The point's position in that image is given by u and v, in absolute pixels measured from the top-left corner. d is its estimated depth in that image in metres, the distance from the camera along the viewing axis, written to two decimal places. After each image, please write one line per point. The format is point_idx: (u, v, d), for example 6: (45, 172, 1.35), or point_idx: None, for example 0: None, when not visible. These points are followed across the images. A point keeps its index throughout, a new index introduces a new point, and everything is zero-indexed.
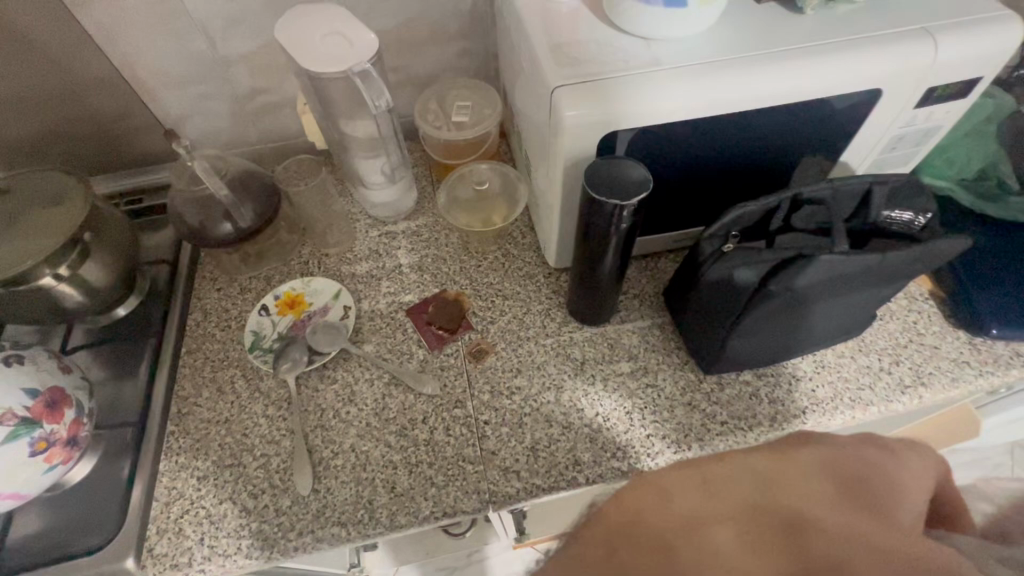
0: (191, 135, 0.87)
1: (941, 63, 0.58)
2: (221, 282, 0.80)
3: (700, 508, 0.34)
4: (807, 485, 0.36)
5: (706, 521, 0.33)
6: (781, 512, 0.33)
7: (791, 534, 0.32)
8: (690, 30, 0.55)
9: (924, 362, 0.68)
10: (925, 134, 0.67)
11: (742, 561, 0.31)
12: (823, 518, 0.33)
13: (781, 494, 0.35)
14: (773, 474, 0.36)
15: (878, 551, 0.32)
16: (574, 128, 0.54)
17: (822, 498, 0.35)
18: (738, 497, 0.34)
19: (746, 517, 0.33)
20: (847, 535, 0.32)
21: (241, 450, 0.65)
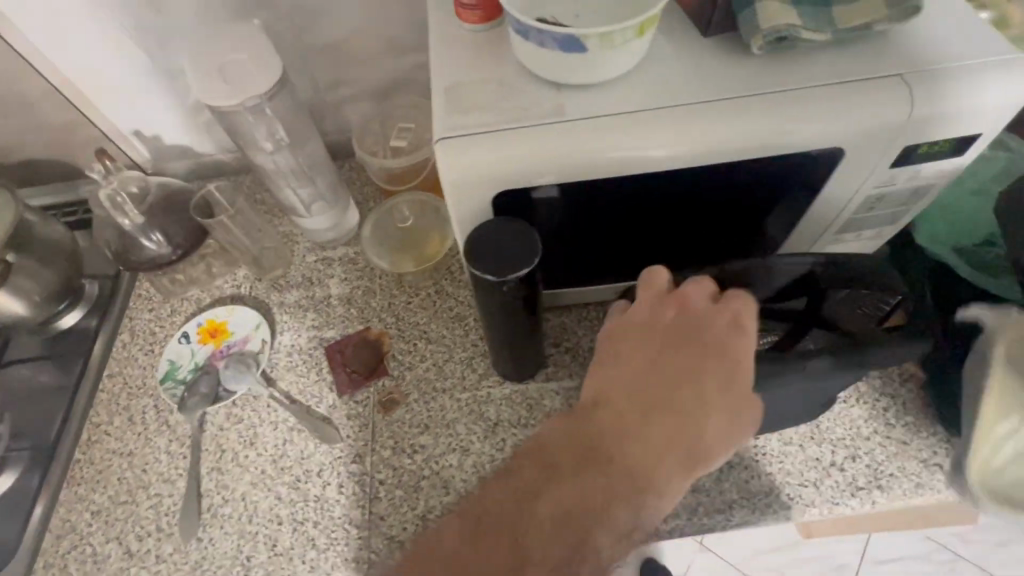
0: (144, 146, 0.86)
1: (918, 119, 0.47)
2: (154, 303, 0.78)
3: (637, 419, 0.42)
4: (698, 346, 0.45)
5: (649, 432, 0.41)
6: (688, 386, 0.43)
7: (707, 404, 0.42)
8: (600, 75, 0.48)
9: (886, 461, 0.59)
10: (915, 193, 0.56)
11: (668, 463, 0.40)
12: (722, 372, 0.44)
13: (686, 368, 0.44)
14: (670, 353, 0.45)
15: (727, 390, 0.43)
16: (458, 187, 0.48)
17: (711, 353, 0.44)
18: (664, 396, 0.43)
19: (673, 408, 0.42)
20: (712, 395, 0.43)
21: (137, 487, 0.64)
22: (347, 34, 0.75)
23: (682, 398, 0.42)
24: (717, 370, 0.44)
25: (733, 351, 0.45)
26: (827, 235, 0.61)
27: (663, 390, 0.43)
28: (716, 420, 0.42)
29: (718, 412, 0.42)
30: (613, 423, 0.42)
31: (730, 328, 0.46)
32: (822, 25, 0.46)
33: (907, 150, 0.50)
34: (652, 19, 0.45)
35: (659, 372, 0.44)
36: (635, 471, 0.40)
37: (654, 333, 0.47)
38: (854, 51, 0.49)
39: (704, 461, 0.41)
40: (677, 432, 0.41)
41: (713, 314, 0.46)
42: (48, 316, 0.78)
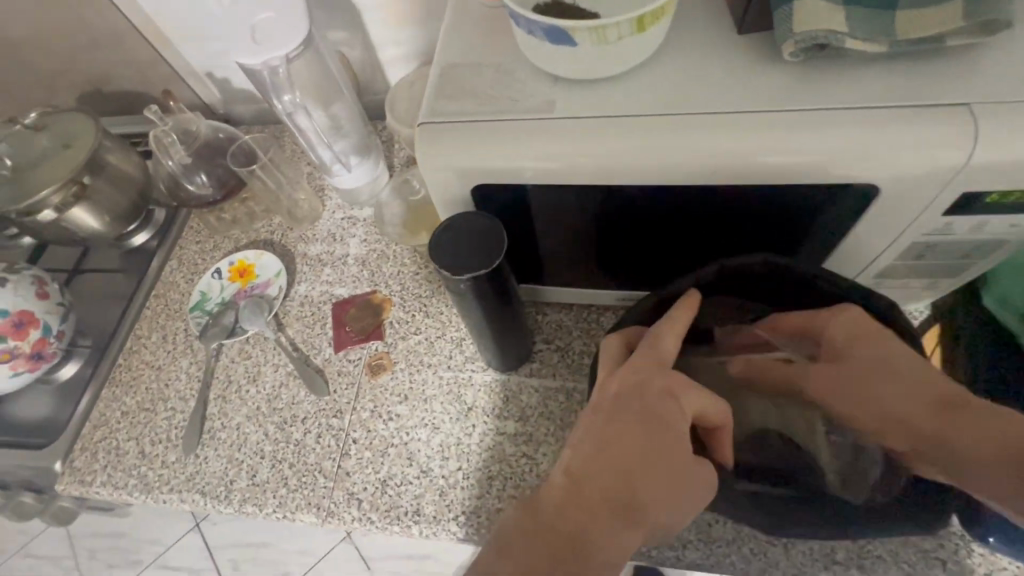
0: (213, 87, 0.92)
1: (980, 163, 0.38)
2: (201, 236, 0.86)
3: (577, 490, 0.40)
4: (645, 409, 0.41)
5: (591, 502, 0.39)
6: (632, 452, 0.40)
7: (654, 469, 0.39)
8: (599, 68, 0.43)
9: (879, 542, 0.52)
10: (982, 247, 0.46)
11: (610, 535, 0.38)
12: (669, 434, 0.40)
13: (632, 431, 0.41)
14: (614, 417, 0.42)
15: (668, 447, 0.40)
16: (433, 175, 0.47)
17: (657, 414, 0.41)
18: (604, 464, 0.40)
19: (616, 476, 0.39)
20: (652, 452, 0.40)
21: (158, 399, 0.73)
22: None
23: (625, 463, 0.40)
24: (664, 432, 0.40)
25: (682, 413, 0.41)
26: (863, 278, 0.52)
27: (604, 456, 0.40)
28: (663, 484, 0.39)
29: (666, 476, 0.40)
30: (555, 495, 0.40)
31: (675, 389, 0.42)
32: (872, 35, 0.38)
33: (967, 198, 0.41)
34: (655, 14, 0.41)
35: (601, 438, 0.41)
36: (576, 543, 0.38)
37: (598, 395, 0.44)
38: (919, 70, 0.40)
39: (646, 525, 0.39)
40: (619, 499, 0.39)
41: (658, 376, 0.43)
42: (120, 235, 0.88)
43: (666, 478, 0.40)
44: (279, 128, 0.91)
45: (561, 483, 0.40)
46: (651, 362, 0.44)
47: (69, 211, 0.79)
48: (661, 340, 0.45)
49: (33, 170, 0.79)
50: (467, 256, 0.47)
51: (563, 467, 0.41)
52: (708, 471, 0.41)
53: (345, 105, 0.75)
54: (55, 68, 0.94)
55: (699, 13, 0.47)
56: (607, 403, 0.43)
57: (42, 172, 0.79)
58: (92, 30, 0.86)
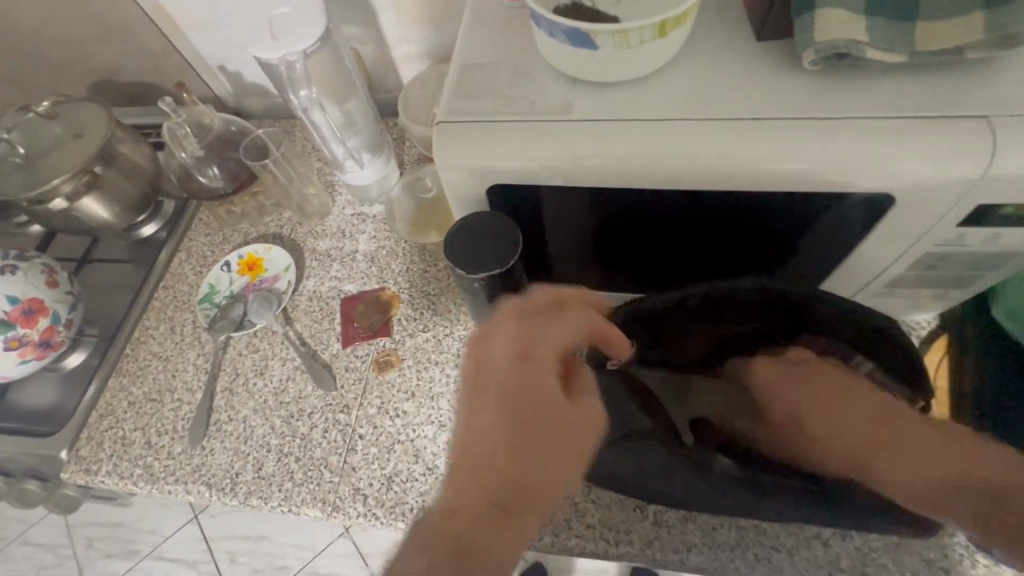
0: (224, 80, 0.92)
1: (997, 176, 0.38)
2: (211, 228, 0.86)
3: (459, 483, 0.39)
4: (508, 382, 0.41)
5: (478, 485, 0.38)
6: (504, 424, 0.40)
7: (529, 430, 0.40)
8: (618, 72, 0.43)
9: (881, 550, 0.52)
10: (992, 260, 0.46)
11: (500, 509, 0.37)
12: (537, 387, 0.41)
13: (499, 406, 0.40)
14: (479, 404, 0.41)
15: (543, 403, 0.41)
16: (449, 172, 0.47)
17: (517, 382, 0.41)
18: (480, 446, 0.39)
19: (496, 452, 0.39)
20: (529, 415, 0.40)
21: (165, 390, 0.73)
22: None
23: (500, 439, 0.39)
24: (530, 391, 0.41)
25: (549, 363, 0.42)
26: (873, 288, 0.53)
27: (479, 442, 0.40)
28: (547, 440, 0.40)
29: (546, 429, 0.40)
30: (445, 497, 0.39)
31: (530, 347, 0.42)
32: (892, 46, 0.39)
33: (982, 210, 0.41)
34: (677, 19, 0.41)
35: (471, 428, 0.41)
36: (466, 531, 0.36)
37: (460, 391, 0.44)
38: (932, 83, 0.41)
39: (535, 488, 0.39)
40: (507, 471, 0.38)
41: (510, 343, 0.42)
42: (130, 225, 0.88)
43: (546, 431, 0.40)
44: (291, 123, 0.91)
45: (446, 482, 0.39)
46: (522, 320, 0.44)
47: (81, 199, 0.79)
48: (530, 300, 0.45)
49: (44, 158, 0.79)
50: (484, 257, 0.47)
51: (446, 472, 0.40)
52: (591, 404, 0.43)
53: (358, 103, 0.75)
54: (68, 56, 0.94)
55: (719, 19, 0.47)
56: (472, 391, 0.42)
57: (54, 161, 0.79)
58: (107, 20, 0.86)
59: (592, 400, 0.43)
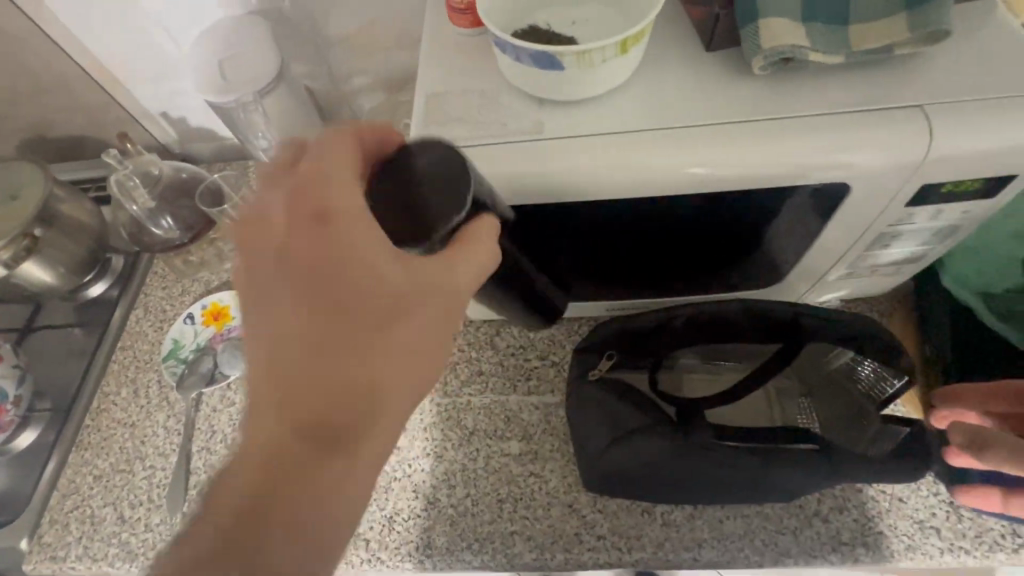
0: (169, 126, 0.89)
1: (937, 159, 0.42)
2: (168, 281, 0.82)
3: (276, 385, 0.34)
4: (315, 254, 0.35)
5: (297, 391, 0.34)
6: (318, 315, 0.34)
7: (345, 314, 0.34)
8: (584, 91, 0.45)
9: (878, 518, 0.55)
10: (941, 233, 0.50)
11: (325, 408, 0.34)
12: (353, 263, 0.35)
13: (311, 295, 0.35)
14: (283, 288, 0.35)
15: (359, 275, 0.34)
16: None
17: (321, 256, 0.35)
18: (298, 339, 0.34)
19: (312, 340, 0.34)
20: (347, 295, 0.34)
21: (135, 457, 0.69)
22: (359, 25, 0.74)
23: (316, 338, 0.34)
24: (345, 268, 0.35)
25: (359, 227, 0.35)
26: (837, 272, 0.56)
27: (288, 339, 0.34)
28: (377, 316, 0.34)
29: (377, 314, 0.35)
30: (264, 394, 0.34)
31: (336, 218, 0.35)
32: (832, 47, 0.42)
33: (927, 190, 0.45)
34: (635, 36, 0.43)
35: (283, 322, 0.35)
36: (292, 440, 0.33)
37: (259, 271, 0.37)
38: (870, 77, 0.44)
39: (364, 376, 0.34)
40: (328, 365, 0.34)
41: (311, 204, 0.36)
42: (76, 287, 0.83)
43: (376, 320, 0.35)
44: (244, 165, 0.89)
45: (263, 380, 0.35)
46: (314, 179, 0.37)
47: (21, 266, 0.74)
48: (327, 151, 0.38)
49: None
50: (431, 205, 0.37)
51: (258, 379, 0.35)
52: (454, 270, 0.36)
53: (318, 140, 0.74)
54: None
55: (668, 33, 0.49)
56: (277, 263, 0.36)
57: None
58: (33, 74, 0.82)
59: (452, 263, 0.36)
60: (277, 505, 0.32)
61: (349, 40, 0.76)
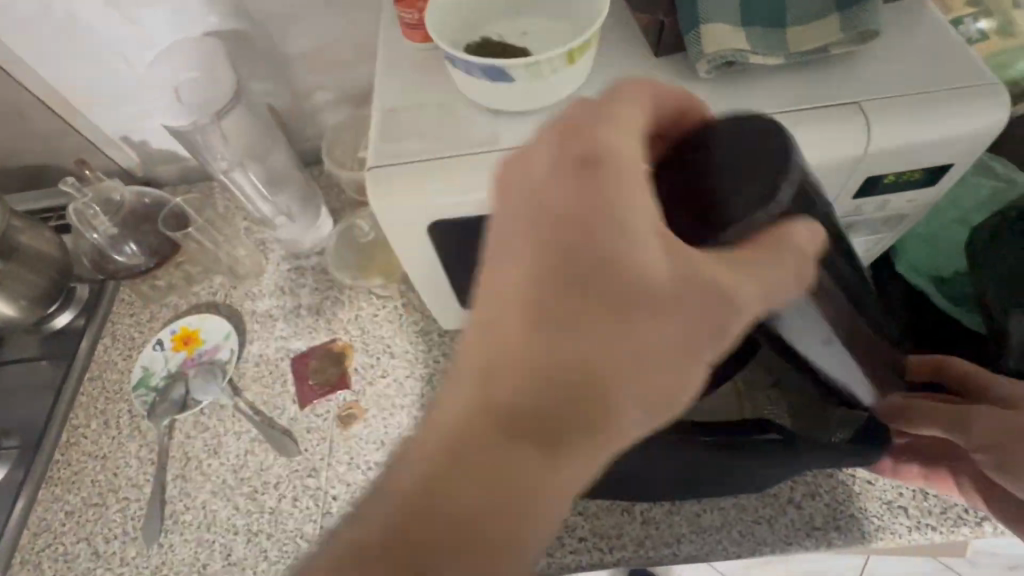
0: (130, 150, 0.87)
1: (877, 152, 0.43)
2: (135, 307, 0.80)
3: (502, 356, 0.30)
4: (577, 220, 0.30)
5: (524, 389, 0.30)
6: (572, 301, 0.30)
7: (598, 295, 0.30)
8: (537, 101, 0.46)
9: (848, 501, 0.56)
10: (890, 222, 0.52)
11: (555, 395, 0.30)
12: (618, 242, 0.30)
13: (547, 268, 0.30)
14: (519, 249, 0.32)
15: (614, 254, 0.30)
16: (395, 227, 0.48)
17: (572, 228, 0.30)
18: (538, 308, 0.30)
19: (553, 316, 0.30)
20: (600, 276, 0.30)
21: (108, 490, 0.67)
22: (319, 41, 0.74)
23: (541, 318, 0.30)
24: (606, 246, 0.30)
25: (619, 202, 0.30)
26: None
27: (556, 313, 0.30)
28: (632, 304, 0.30)
29: (635, 322, 0.30)
30: (484, 361, 0.31)
31: (611, 184, 0.30)
32: (772, 50, 0.43)
33: (872, 181, 0.46)
34: (581, 46, 0.43)
35: (550, 295, 0.30)
36: (513, 425, 0.29)
37: (516, 224, 0.32)
38: (813, 75, 0.45)
39: (608, 370, 0.30)
40: (562, 349, 0.30)
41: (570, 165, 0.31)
42: (40, 318, 0.81)
43: (636, 319, 0.30)
44: (209, 185, 0.87)
45: (492, 348, 0.31)
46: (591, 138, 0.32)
47: None
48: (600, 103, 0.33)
49: None
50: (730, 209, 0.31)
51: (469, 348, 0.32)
52: (728, 280, 0.31)
53: (282, 159, 0.75)
54: None
55: (620, 38, 0.50)
56: (536, 217, 0.32)
57: None
58: None
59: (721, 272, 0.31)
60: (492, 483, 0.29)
61: (310, 57, 0.76)
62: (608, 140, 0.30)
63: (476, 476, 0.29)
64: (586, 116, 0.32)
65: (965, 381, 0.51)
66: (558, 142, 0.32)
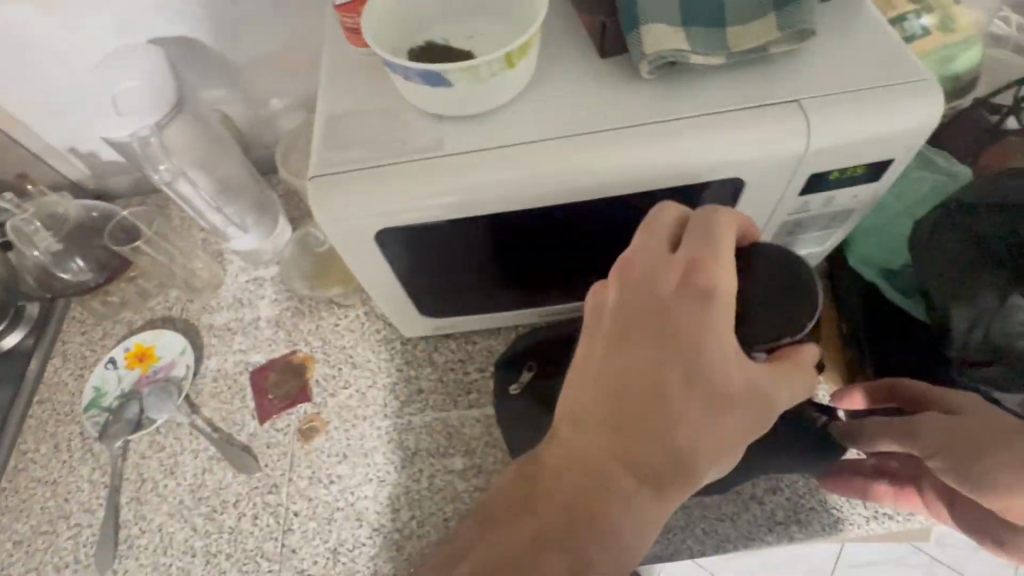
0: (79, 161, 0.84)
1: (817, 149, 0.44)
2: (87, 325, 0.77)
3: (598, 431, 0.36)
4: (667, 329, 0.37)
5: (617, 466, 0.35)
6: (660, 395, 0.36)
7: (685, 392, 0.36)
8: (481, 105, 0.45)
9: (807, 495, 0.57)
10: (838, 217, 0.53)
11: (640, 475, 0.35)
12: (704, 350, 0.36)
13: (642, 353, 0.37)
14: (620, 344, 0.38)
15: (698, 360, 0.36)
16: (342, 236, 0.47)
17: (665, 333, 0.37)
18: (629, 395, 0.36)
19: (640, 402, 0.36)
20: (686, 378, 0.36)
21: (58, 517, 0.65)
22: (269, 47, 0.72)
23: (632, 395, 0.36)
24: (695, 352, 0.36)
25: (708, 320, 0.37)
26: None
27: (643, 390, 0.36)
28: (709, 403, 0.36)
29: (710, 420, 0.35)
30: (581, 432, 0.37)
31: (708, 305, 0.37)
32: (712, 50, 0.43)
33: (816, 178, 0.47)
34: (521, 49, 0.43)
35: (650, 386, 0.36)
36: (603, 494, 0.35)
37: (623, 322, 0.39)
38: (755, 74, 0.46)
39: (685, 458, 0.35)
40: (648, 434, 0.35)
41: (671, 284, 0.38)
42: None
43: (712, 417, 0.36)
44: (163, 195, 0.85)
45: (590, 421, 0.37)
46: (685, 264, 0.39)
47: None
48: (700, 232, 0.40)
49: None
50: (764, 327, 0.42)
51: (567, 410, 0.38)
52: (775, 390, 0.37)
53: (232, 166, 0.74)
54: None
55: (566, 40, 0.50)
56: (633, 317, 0.38)
57: None
58: None
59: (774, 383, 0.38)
60: (583, 539, 0.34)
61: (261, 63, 0.74)
62: (706, 269, 0.38)
63: (570, 529, 0.35)
64: (690, 237, 0.41)
65: (917, 397, 0.48)
66: (660, 262, 0.40)
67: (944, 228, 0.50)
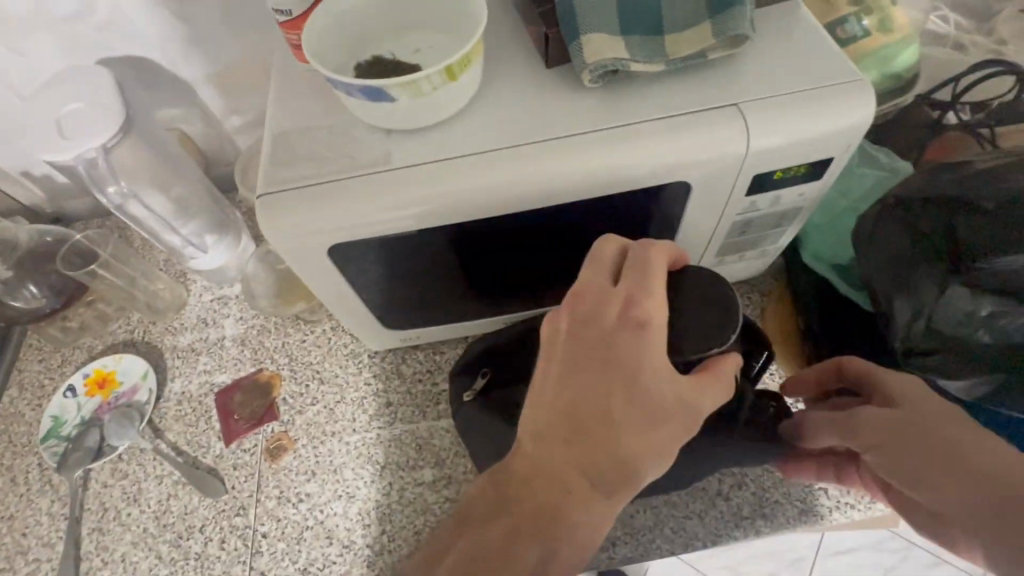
0: (32, 185, 0.82)
1: (757, 151, 0.45)
2: (45, 352, 0.75)
3: (552, 453, 0.36)
4: (613, 352, 0.38)
5: (570, 486, 0.36)
6: (608, 417, 0.36)
7: (631, 413, 0.36)
8: (427, 117, 0.45)
9: (772, 488, 0.58)
10: (787, 215, 0.54)
11: (590, 494, 0.36)
12: (646, 373, 0.37)
13: (593, 377, 0.37)
14: (571, 367, 0.38)
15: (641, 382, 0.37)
16: (294, 254, 0.47)
17: (611, 356, 0.38)
18: (580, 418, 0.37)
19: (591, 424, 0.36)
20: (631, 400, 0.37)
21: (16, 553, 0.63)
22: (223, 65, 0.72)
23: (588, 416, 0.37)
24: (639, 374, 0.37)
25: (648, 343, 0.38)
26: (707, 258, 0.59)
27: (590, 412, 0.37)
28: (651, 423, 0.37)
29: (654, 439, 0.37)
30: (537, 455, 0.37)
31: (647, 330, 0.38)
32: (651, 57, 0.44)
33: (760, 178, 0.48)
34: (462, 62, 0.43)
35: (599, 409, 0.37)
36: (557, 513, 0.35)
37: (572, 346, 0.39)
38: (696, 79, 0.47)
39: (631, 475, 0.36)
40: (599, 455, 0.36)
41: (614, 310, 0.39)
42: None
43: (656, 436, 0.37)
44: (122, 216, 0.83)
45: (545, 444, 0.37)
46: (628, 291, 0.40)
47: None
48: (640, 257, 0.42)
49: None
50: (695, 340, 0.43)
51: (527, 431, 0.38)
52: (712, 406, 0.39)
53: (188, 184, 0.73)
54: None
55: (514, 51, 0.50)
56: (582, 341, 0.39)
57: None
58: None
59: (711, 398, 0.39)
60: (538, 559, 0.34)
61: (216, 81, 0.74)
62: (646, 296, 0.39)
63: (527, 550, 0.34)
64: (632, 267, 0.42)
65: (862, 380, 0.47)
66: (604, 289, 0.41)
67: (886, 223, 0.52)
